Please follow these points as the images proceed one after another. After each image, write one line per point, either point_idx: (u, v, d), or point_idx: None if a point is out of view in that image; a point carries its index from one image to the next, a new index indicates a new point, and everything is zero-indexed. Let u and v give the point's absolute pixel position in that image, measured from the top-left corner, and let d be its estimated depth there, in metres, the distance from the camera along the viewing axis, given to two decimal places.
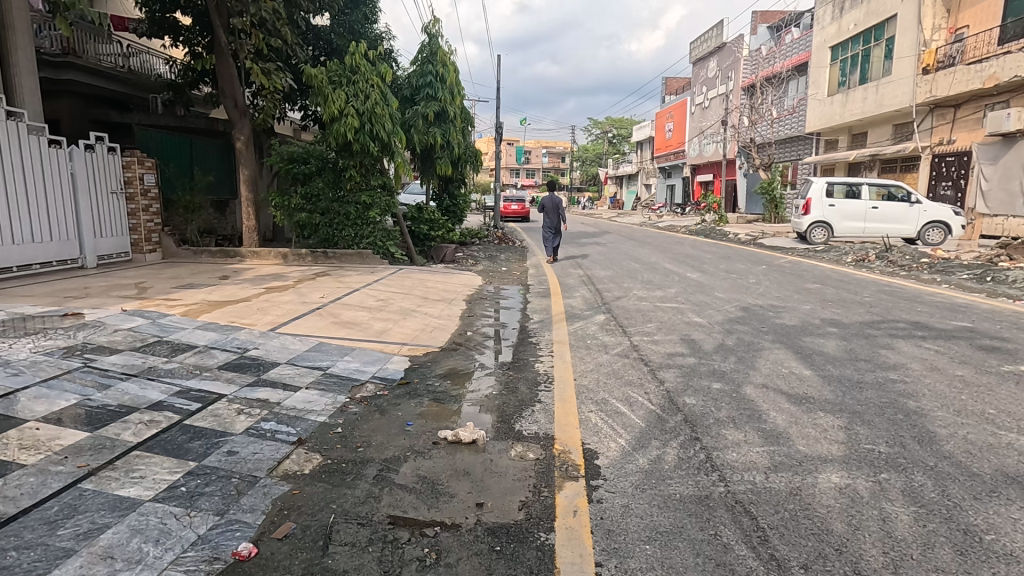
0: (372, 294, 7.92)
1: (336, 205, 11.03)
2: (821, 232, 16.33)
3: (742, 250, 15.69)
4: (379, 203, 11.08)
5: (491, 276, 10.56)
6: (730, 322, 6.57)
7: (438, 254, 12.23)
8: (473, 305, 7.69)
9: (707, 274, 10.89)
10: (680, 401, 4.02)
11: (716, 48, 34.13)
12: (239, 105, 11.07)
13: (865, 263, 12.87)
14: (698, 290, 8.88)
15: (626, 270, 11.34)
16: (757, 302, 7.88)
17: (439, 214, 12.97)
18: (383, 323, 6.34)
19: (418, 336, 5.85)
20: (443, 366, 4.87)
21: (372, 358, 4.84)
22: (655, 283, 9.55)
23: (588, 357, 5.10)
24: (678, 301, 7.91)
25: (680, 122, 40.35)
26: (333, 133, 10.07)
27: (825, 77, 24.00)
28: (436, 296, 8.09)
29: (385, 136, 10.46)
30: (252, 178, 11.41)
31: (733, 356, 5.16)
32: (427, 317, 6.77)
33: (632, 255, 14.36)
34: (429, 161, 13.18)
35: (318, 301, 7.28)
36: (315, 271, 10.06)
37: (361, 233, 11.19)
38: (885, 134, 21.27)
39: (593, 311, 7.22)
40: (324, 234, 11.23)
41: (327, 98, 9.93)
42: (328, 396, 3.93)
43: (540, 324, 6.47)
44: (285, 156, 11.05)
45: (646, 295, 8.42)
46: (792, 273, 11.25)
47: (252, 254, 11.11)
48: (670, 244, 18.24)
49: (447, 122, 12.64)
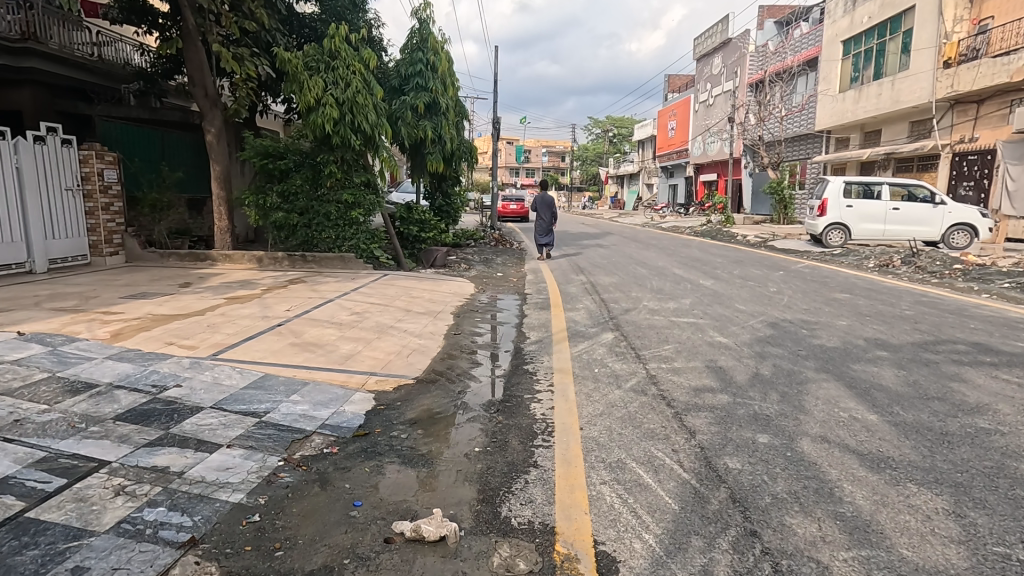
0: (346, 306, 6.94)
1: (315, 205, 10.04)
2: (838, 234, 15.29)
3: (754, 254, 14.75)
4: (364, 203, 10.10)
5: (485, 282, 9.60)
6: (761, 344, 5.60)
7: (428, 258, 11.24)
8: (462, 319, 6.72)
9: (722, 281, 9.94)
10: (720, 466, 3.05)
11: (720, 44, 33.19)
12: (209, 95, 10.06)
13: (891, 269, 11.91)
14: (716, 302, 7.91)
15: (633, 276, 10.36)
16: (785, 317, 6.91)
17: (431, 214, 11.98)
18: (351, 344, 5.35)
19: (391, 362, 4.87)
20: (416, 406, 3.90)
21: (327, 398, 3.87)
22: (667, 293, 8.58)
23: (596, 395, 4.12)
24: (696, 316, 6.94)
25: (683, 120, 39.37)
26: (310, 125, 9.07)
27: (836, 72, 23.01)
28: (421, 309, 7.12)
29: (368, 128, 9.48)
30: (224, 174, 10.40)
31: (774, 393, 4.19)
32: (405, 335, 5.79)
33: (638, 259, 13.41)
34: (420, 157, 12.18)
35: (281, 315, 6.29)
36: (290, 277, 9.13)
37: (344, 236, 10.23)
38: (901, 131, 20.30)
39: (599, 328, 6.25)
40: (303, 236, 10.24)
41: (302, 85, 8.93)
42: (254, 460, 2.95)
43: (538, 346, 5.49)
44: (260, 151, 10.05)
45: (658, 307, 7.43)
46: (814, 280, 10.30)
47: (224, 258, 10.19)
48: (675, 246, 17.33)
49: (438, 114, 11.66)
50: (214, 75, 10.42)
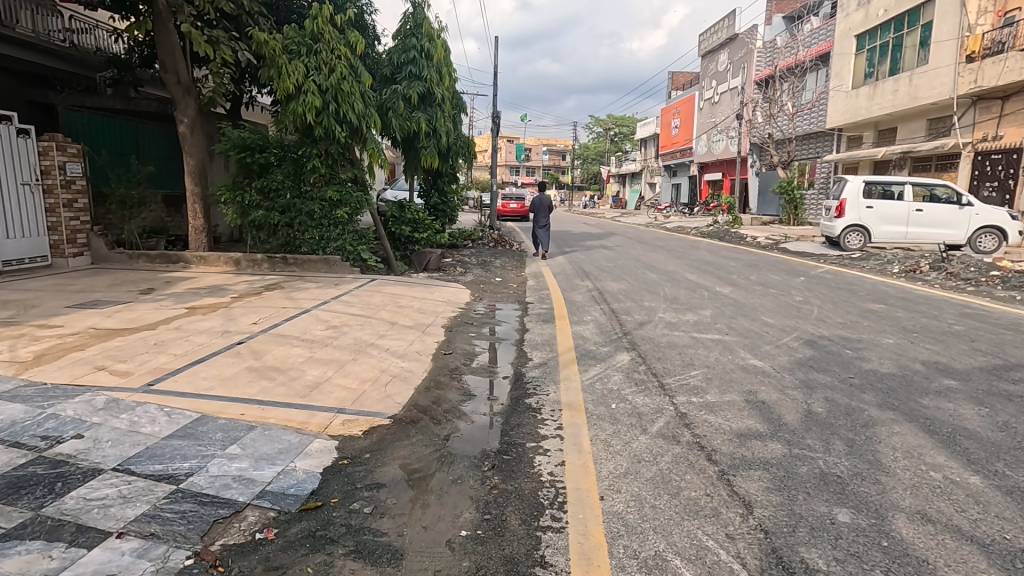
0: (324, 318, 6.10)
1: (297, 203, 9.20)
2: (857, 237, 14.46)
3: (768, 257, 13.93)
4: (350, 200, 9.25)
5: (483, 288, 8.78)
6: (804, 369, 4.78)
7: (421, 260, 10.40)
8: (454, 334, 5.89)
9: (741, 288, 9.13)
10: (799, 567, 2.21)
11: (727, 40, 32.33)
12: (182, 82, 9.22)
13: (919, 275, 11.09)
14: (740, 314, 7.07)
15: (643, 282, 9.54)
16: (822, 333, 6.08)
17: (425, 213, 11.14)
18: (320, 368, 4.49)
19: (364, 394, 4.02)
20: (390, 461, 3.07)
21: (275, 450, 3.02)
22: (684, 302, 7.75)
23: (617, 445, 3.28)
24: (721, 331, 6.11)
25: (688, 119, 38.55)
26: (289, 114, 8.21)
27: (850, 67, 22.15)
28: (408, 321, 6.27)
29: (354, 119, 8.63)
30: (200, 169, 9.55)
31: (839, 442, 3.35)
32: (386, 355, 4.95)
33: (646, 262, 12.59)
34: (414, 152, 11.34)
35: (244, 331, 5.42)
36: (268, 282, 8.33)
37: (328, 236, 9.38)
38: (919, 129, 19.52)
39: (613, 347, 5.42)
40: (284, 236, 9.38)
41: (280, 70, 8.06)
42: (153, 558, 2.12)
43: (541, 371, 4.66)
44: (237, 143, 9.20)
45: (677, 320, 6.60)
46: (840, 288, 9.49)
47: (199, 260, 9.37)
48: (683, 248, 16.52)
49: (433, 106, 10.84)
50: (188, 61, 9.55)
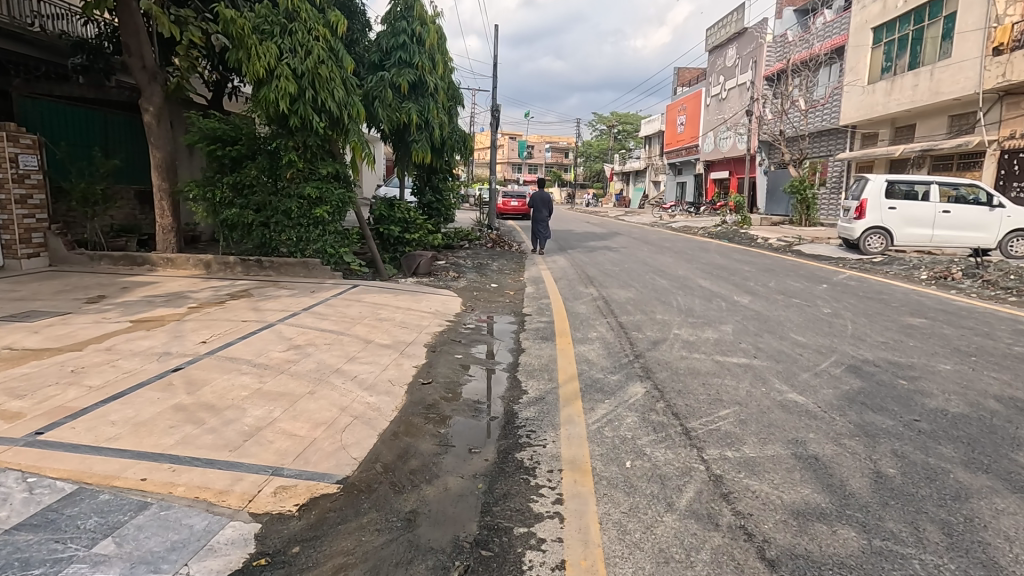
0: (287, 335, 5.26)
1: (274, 200, 8.34)
2: (878, 240, 13.65)
3: (784, 261, 13.08)
4: (331, 197, 8.40)
5: (477, 296, 7.96)
6: (857, 409, 3.94)
7: (410, 264, 9.50)
8: (438, 356, 5.06)
9: (761, 298, 8.30)
10: None
11: (736, 34, 31.41)
12: (148, 67, 8.37)
13: (951, 282, 10.24)
14: (766, 330, 6.21)
15: (653, 290, 8.71)
16: (866, 356, 5.23)
17: (416, 212, 10.32)
18: (265, 405, 3.65)
19: (313, 446, 3.18)
20: (325, 561, 2.24)
21: (162, 547, 2.19)
22: (701, 316, 6.89)
23: (636, 533, 2.45)
24: (748, 354, 5.25)
25: (694, 115, 37.67)
26: (259, 100, 7.33)
27: (866, 62, 21.25)
28: (386, 339, 5.43)
29: (334, 108, 7.78)
30: (168, 163, 8.71)
31: (932, 528, 2.50)
32: (350, 387, 4.10)
33: (654, 266, 11.75)
34: (404, 146, 10.53)
35: (187, 353, 4.58)
36: (236, 289, 7.50)
37: (307, 237, 8.53)
38: (940, 126, 18.66)
39: (623, 375, 4.58)
40: (259, 238, 8.54)
41: (250, 51, 7.19)
42: None
43: (538, 409, 3.81)
44: (206, 134, 8.36)
45: (695, 339, 5.74)
46: (870, 297, 8.66)
47: (166, 262, 8.57)
48: (692, 249, 15.67)
49: (425, 96, 10.00)
50: (155, 44, 8.72)
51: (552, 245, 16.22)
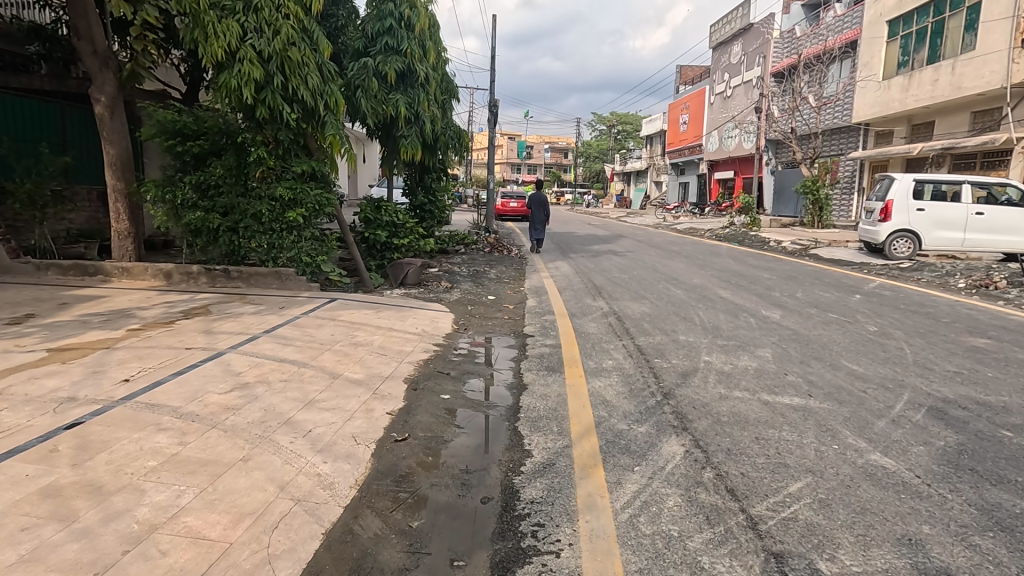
0: (235, 369, 4.26)
1: (242, 202, 7.38)
2: (905, 243, 12.62)
3: (804, 267, 12.12)
4: (306, 199, 7.42)
5: (472, 312, 7.00)
6: (970, 482, 2.96)
7: (397, 273, 8.50)
8: (420, 396, 4.09)
9: (793, 313, 7.37)
10: None
11: (741, 31, 30.52)
12: (99, 52, 7.40)
13: (995, 292, 9.29)
14: (813, 357, 5.24)
15: (671, 303, 7.77)
16: (947, 395, 4.25)
17: (405, 215, 9.37)
18: (174, 484, 2.67)
19: (223, 559, 2.19)
20: None
21: None
22: (732, 337, 5.93)
23: None
24: (801, 393, 4.27)
25: (697, 114, 36.78)
26: (218, 87, 6.35)
27: (880, 56, 20.32)
28: (358, 373, 4.44)
29: (308, 97, 6.79)
30: (123, 160, 7.74)
31: None
32: (299, 451, 3.11)
33: (666, 273, 10.80)
34: (393, 142, 9.58)
35: (98, 398, 3.58)
36: (194, 304, 6.53)
37: (280, 243, 7.56)
38: (961, 123, 17.75)
39: (652, 426, 3.61)
40: (226, 244, 7.58)
41: (206, 30, 6.19)
42: None
43: (547, 486, 2.84)
44: (164, 127, 7.36)
45: (733, 372, 4.76)
46: (914, 310, 7.73)
47: (122, 272, 7.65)
48: (703, 254, 14.73)
49: (414, 87, 9.02)
50: (108, 27, 7.72)
51: (554, 248, 15.28)
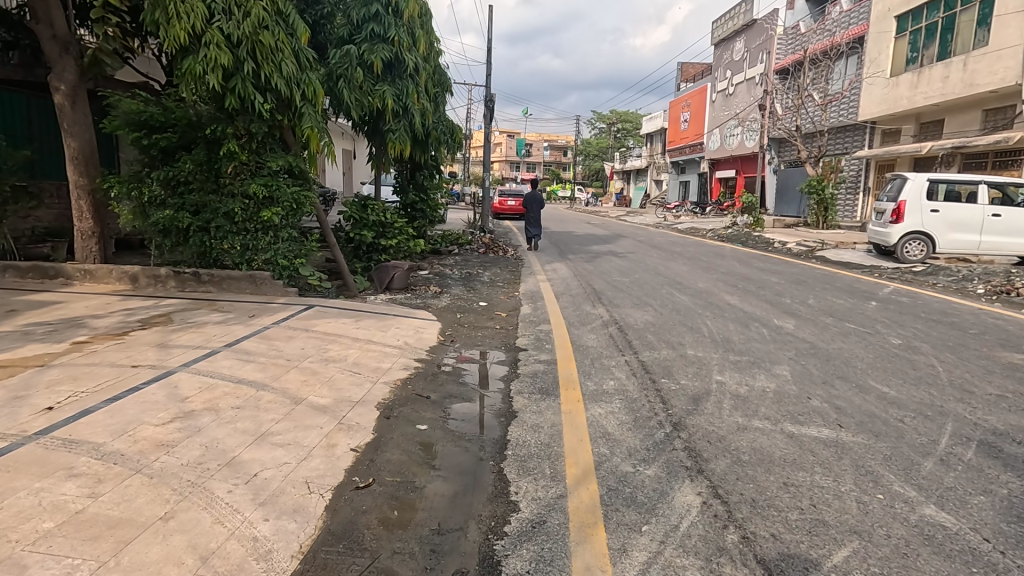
0: (181, 394, 3.71)
1: (213, 200, 6.81)
2: (918, 246, 12.14)
3: (813, 270, 11.59)
4: (282, 197, 6.87)
5: (462, 320, 6.45)
6: None
7: (382, 277, 7.93)
8: (392, 428, 3.54)
9: (808, 322, 6.83)
10: None
11: (744, 27, 29.95)
12: (58, 36, 6.81)
13: (1017, 299, 8.77)
14: (837, 377, 4.70)
15: (676, 311, 7.22)
16: (997, 426, 3.71)
17: (394, 214, 8.82)
18: (65, 558, 2.13)
19: None
20: None
21: None
22: (745, 352, 5.38)
23: None
24: (829, 422, 3.74)
25: (699, 112, 36.19)
26: (182, 74, 5.77)
27: (888, 53, 19.77)
28: (324, 397, 3.89)
29: (283, 86, 6.23)
30: (85, 154, 7.16)
31: None
32: (235, 505, 2.56)
33: (669, 277, 10.25)
34: (380, 137, 9.03)
35: (7, 433, 3.03)
36: (157, 311, 5.97)
37: (255, 244, 6.99)
38: (972, 121, 17.24)
39: (662, 468, 3.07)
40: (197, 245, 7.02)
41: (167, 10, 5.61)
42: None
43: (536, 557, 2.30)
44: (129, 118, 6.78)
45: (749, 395, 4.21)
46: (936, 319, 7.20)
47: (84, 275, 7.10)
48: (707, 256, 14.19)
49: (402, 77, 8.46)
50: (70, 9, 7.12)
51: (552, 249, 14.74)
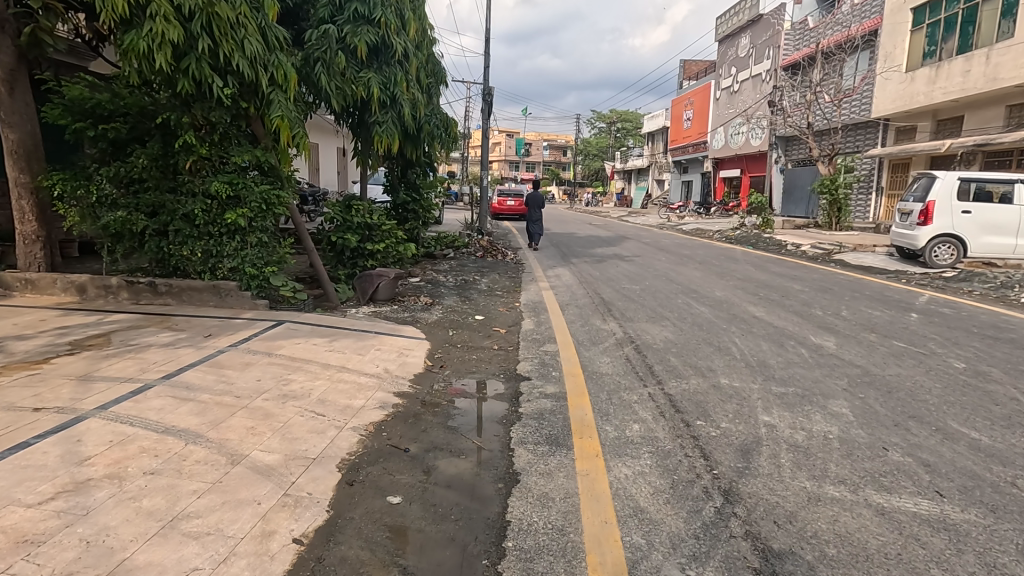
0: (81, 453, 2.83)
1: (171, 200, 5.95)
2: (948, 250, 11.30)
3: (837, 276, 10.74)
4: (250, 197, 6.00)
5: (454, 339, 5.60)
6: None
7: (366, 285, 7.04)
8: (355, 501, 2.68)
9: (850, 340, 5.98)
10: None
11: (749, 22, 29.15)
12: None
13: None
14: (910, 416, 3.84)
15: (698, 327, 6.37)
16: None
17: (382, 216, 7.97)
18: None
19: None
20: None
21: None
22: (789, 381, 4.53)
23: None
24: (925, 489, 2.88)
25: (702, 110, 35.37)
26: (124, 51, 4.91)
27: (904, 46, 18.93)
28: (272, 454, 3.03)
29: (246, 68, 5.37)
30: (26, 147, 6.29)
31: None
32: None
33: (683, 284, 9.41)
34: (366, 131, 8.16)
35: None
36: (98, 330, 5.10)
37: (220, 250, 6.11)
38: (995, 117, 16.43)
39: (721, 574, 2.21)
40: (154, 251, 6.14)
41: None
42: None
43: None
44: (74, 106, 5.91)
45: (810, 446, 3.36)
46: (993, 335, 6.35)
47: (24, 285, 6.30)
48: (719, 259, 13.35)
49: (389, 64, 7.61)
50: None
51: (554, 252, 13.90)
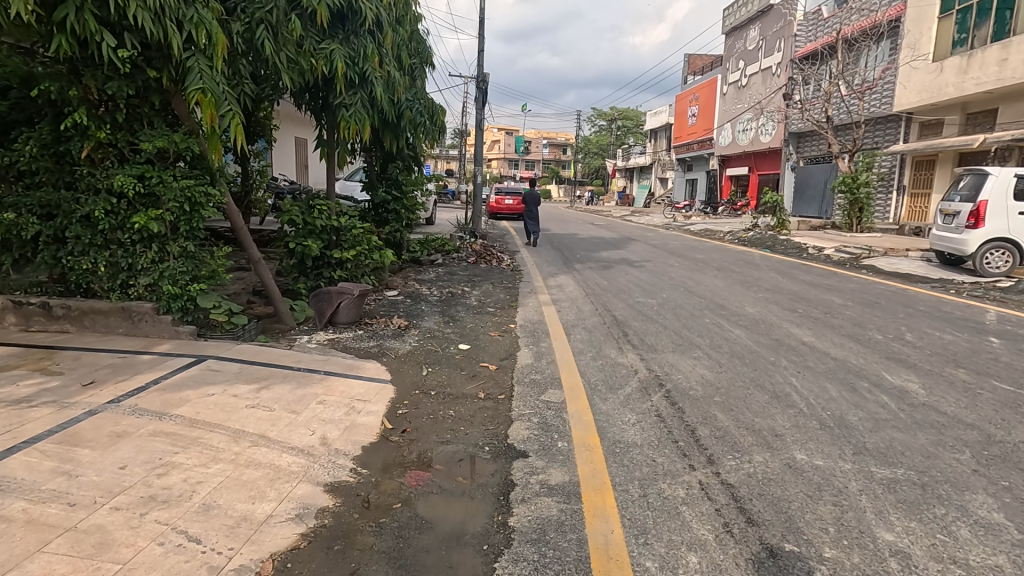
0: None
1: (65, 197, 4.60)
2: (1002, 256, 9.96)
3: (878, 287, 9.42)
4: (167, 194, 4.65)
5: (427, 381, 4.27)
6: None
7: (322, 302, 5.70)
8: None
9: (937, 379, 4.66)
10: None
11: (759, 13, 27.83)
12: None
13: None
14: None
15: (738, 359, 5.03)
16: None
17: (351, 217, 6.62)
18: None
19: None
20: None
21: None
22: (892, 456, 3.21)
23: None
24: None
25: (707, 105, 34.11)
26: None
27: (930, 34, 17.59)
28: None
29: (148, 22, 4.00)
30: None
31: None
32: None
33: (707, 297, 8.07)
34: (332, 116, 6.81)
35: None
36: None
37: (132, 263, 4.77)
38: None
39: None
40: (49, 263, 4.79)
41: None
42: None
43: None
44: None
45: None
46: None
47: None
48: (739, 265, 12.05)
49: (358, 34, 6.26)
50: None
51: (555, 256, 12.57)
